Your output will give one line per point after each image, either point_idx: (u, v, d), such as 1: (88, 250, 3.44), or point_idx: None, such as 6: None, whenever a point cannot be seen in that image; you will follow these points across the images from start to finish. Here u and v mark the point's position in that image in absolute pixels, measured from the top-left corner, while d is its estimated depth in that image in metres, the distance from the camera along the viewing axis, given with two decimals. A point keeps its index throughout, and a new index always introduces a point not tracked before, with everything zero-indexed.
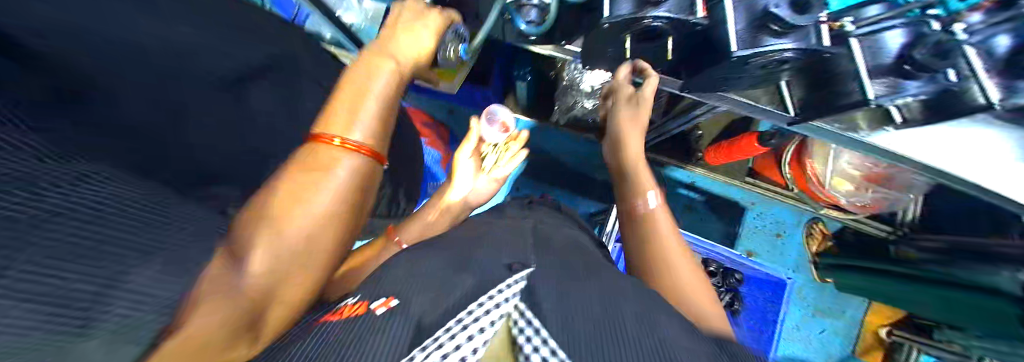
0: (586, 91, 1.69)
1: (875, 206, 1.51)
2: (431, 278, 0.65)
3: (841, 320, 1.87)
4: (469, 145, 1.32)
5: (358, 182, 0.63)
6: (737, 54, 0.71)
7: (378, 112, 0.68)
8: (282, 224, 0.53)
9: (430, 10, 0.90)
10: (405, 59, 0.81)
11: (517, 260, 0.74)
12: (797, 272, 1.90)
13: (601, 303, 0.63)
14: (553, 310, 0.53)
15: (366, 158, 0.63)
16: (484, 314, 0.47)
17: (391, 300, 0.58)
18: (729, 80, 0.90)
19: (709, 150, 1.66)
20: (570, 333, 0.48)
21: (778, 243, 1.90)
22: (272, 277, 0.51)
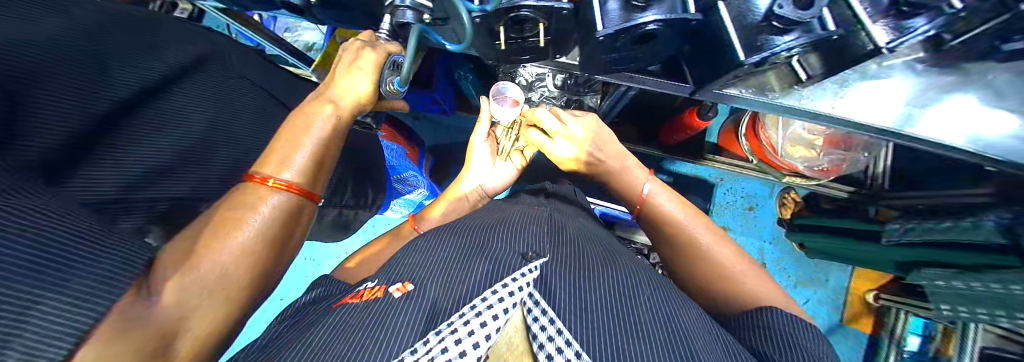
0: (528, 84, 1.28)
1: (835, 169, 1.42)
2: (449, 264, 0.54)
3: (824, 290, 1.65)
4: (482, 127, 1.15)
5: (300, 210, 0.55)
6: (601, 35, 0.59)
7: (316, 146, 0.59)
8: (212, 263, 0.42)
9: (370, 46, 0.69)
10: (343, 102, 0.66)
11: (534, 248, 0.59)
12: (773, 245, 1.72)
13: (613, 288, 0.54)
14: (570, 300, 0.48)
15: (298, 192, 0.54)
16: (513, 284, 0.46)
17: (408, 283, 0.50)
18: (623, 62, 0.74)
19: (666, 133, 1.50)
20: (585, 315, 0.46)
21: (749, 216, 1.75)
22: (224, 313, 0.43)
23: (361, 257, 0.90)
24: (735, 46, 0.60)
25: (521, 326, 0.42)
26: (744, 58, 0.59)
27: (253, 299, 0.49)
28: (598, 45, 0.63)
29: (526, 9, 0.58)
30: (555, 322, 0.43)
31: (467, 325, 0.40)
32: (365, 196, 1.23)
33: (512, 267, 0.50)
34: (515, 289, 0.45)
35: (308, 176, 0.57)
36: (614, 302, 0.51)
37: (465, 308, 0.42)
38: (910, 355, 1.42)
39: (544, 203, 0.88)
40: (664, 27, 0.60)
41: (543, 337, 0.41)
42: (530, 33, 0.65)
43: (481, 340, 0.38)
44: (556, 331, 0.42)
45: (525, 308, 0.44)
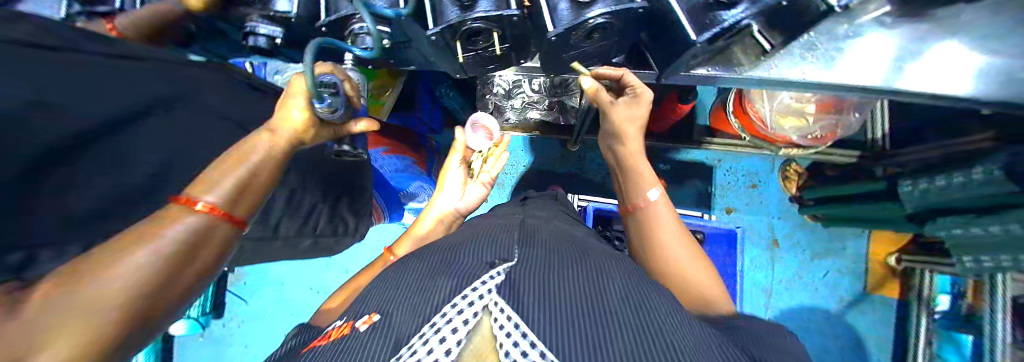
0: (506, 92, 1.32)
1: (829, 135, 1.39)
2: (412, 284, 0.47)
3: (844, 260, 1.59)
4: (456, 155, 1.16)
5: (217, 234, 0.45)
6: (554, 34, 0.61)
7: (251, 166, 0.50)
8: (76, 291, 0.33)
9: (300, 70, 0.58)
10: (279, 130, 0.56)
11: (502, 254, 0.52)
12: (783, 220, 1.67)
13: (588, 280, 0.47)
14: (540, 304, 0.38)
15: (224, 217, 0.45)
16: (476, 291, 0.38)
17: (375, 313, 0.42)
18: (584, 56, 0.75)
19: (654, 121, 1.50)
20: (556, 312, 0.38)
21: (753, 194, 1.70)
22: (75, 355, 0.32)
23: (347, 294, 0.87)
24: (685, 26, 0.61)
25: (487, 337, 0.33)
26: (696, 36, 0.60)
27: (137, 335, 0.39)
28: (554, 45, 0.66)
29: (478, 20, 0.61)
30: (521, 327, 0.33)
31: (425, 345, 0.31)
32: (346, 223, 1.08)
33: (479, 273, 0.44)
34: (475, 297, 0.37)
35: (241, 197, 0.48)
36: (587, 293, 0.43)
37: (421, 329, 0.34)
38: (943, 315, 1.33)
39: (519, 211, 0.84)
40: (612, 18, 0.61)
41: (508, 345, 0.31)
42: (487, 42, 0.68)
43: (441, 357, 0.29)
44: (523, 337, 0.32)
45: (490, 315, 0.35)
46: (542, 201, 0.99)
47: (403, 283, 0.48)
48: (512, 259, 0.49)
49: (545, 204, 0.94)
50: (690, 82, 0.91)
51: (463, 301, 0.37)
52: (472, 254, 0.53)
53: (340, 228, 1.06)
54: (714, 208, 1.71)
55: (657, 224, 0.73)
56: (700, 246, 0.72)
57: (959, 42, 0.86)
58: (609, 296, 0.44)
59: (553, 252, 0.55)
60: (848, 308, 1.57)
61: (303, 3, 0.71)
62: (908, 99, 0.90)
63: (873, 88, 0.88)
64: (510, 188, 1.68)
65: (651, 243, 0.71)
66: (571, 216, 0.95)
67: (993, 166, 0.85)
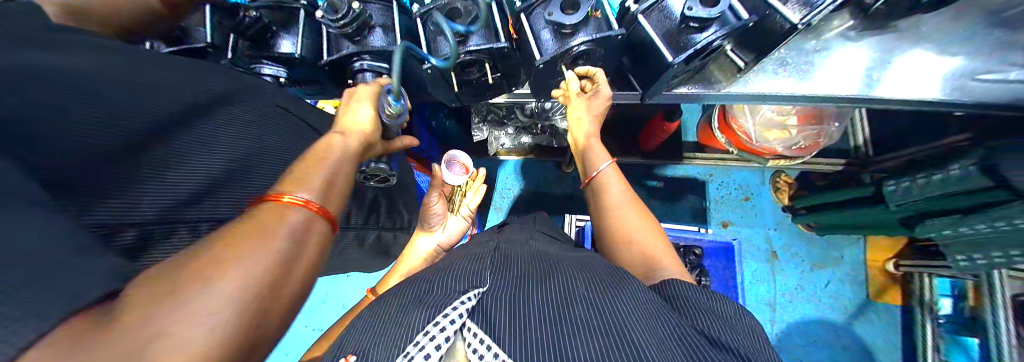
0: (498, 119, 1.37)
1: (814, 144, 1.44)
2: (390, 312, 0.46)
3: (843, 269, 1.59)
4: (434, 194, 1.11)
5: (316, 228, 0.46)
6: (540, 62, 0.65)
7: (337, 168, 0.53)
8: (203, 286, 0.34)
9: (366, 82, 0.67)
10: (351, 135, 0.60)
11: (473, 280, 0.49)
12: (779, 230, 1.68)
13: (559, 293, 0.48)
14: (511, 321, 0.42)
15: (317, 210, 0.46)
16: (455, 311, 0.42)
17: (351, 356, 0.39)
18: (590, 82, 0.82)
19: (643, 139, 1.54)
20: (528, 327, 0.41)
21: (747, 206, 1.72)
22: (207, 349, 0.32)
23: (336, 333, 0.87)
24: (663, 51, 0.65)
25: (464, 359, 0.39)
26: (672, 58, 0.64)
27: (263, 337, 0.39)
28: (541, 72, 0.70)
29: (470, 53, 0.66)
30: (492, 348, 0.39)
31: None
32: (401, 216, 1.14)
33: (447, 297, 0.45)
34: (448, 322, 0.41)
35: (324, 196, 0.49)
36: (557, 307, 0.45)
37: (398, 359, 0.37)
38: (947, 319, 1.34)
39: (502, 236, 0.84)
40: (594, 45, 0.66)
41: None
42: (480, 73, 0.73)
43: None
44: (492, 355, 0.38)
45: (465, 339, 0.41)
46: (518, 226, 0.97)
47: (401, 300, 0.48)
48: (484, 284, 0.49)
49: (522, 228, 0.93)
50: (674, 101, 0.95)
51: (436, 327, 0.40)
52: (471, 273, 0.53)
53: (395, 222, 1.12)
54: (711, 222, 1.72)
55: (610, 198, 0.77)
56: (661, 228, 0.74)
57: (918, 52, 0.92)
58: (576, 304, 0.46)
59: (539, 273, 0.55)
60: (853, 318, 1.53)
61: (307, 46, 0.76)
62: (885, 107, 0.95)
63: (853, 99, 0.92)
64: (506, 213, 1.69)
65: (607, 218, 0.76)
66: (550, 236, 0.94)
67: (967, 164, 0.89)
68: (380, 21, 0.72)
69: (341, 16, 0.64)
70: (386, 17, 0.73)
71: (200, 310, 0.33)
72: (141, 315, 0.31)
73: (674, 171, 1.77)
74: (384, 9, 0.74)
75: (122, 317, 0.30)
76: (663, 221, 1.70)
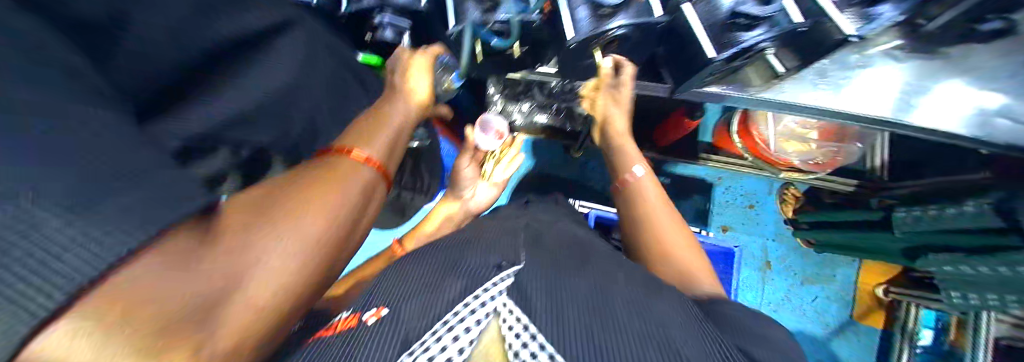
0: (513, 94, 1.33)
1: (830, 162, 1.40)
2: (421, 282, 0.50)
3: (833, 287, 1.61)
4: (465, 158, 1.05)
5: (377, 186, 0.50)
6: (573, 41, 0.61)
7: (389, 133, 0.57)
8: (293, 222, 0.37)
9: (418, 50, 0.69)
10: (411, 103, 0.65)
11: (508, 255, 0.54)
12: (776, 242, 1.69)
13: (593, 285, 0.49)
14: (548, 309, 0.40)
15: (378, 167, 0.51)
16: (493, 289, 0.42)
17: (383, 308, 0.46)
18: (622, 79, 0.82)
19: (658, 133, 1.51)
20: (560, 313, 0.40)
21: (750, 214, 1.71)
22: (296, 280, 0.36)
23: (351, 283, 0.94)
24: (705, 45, 0.61)
25: (497, 337, 0.36)
26: (712, 56, 0.61)
27: (331, 277, 0.43)
28: (571, 52, 0.66)
29: (501, 23, 0.63)
30: (530, 328, 0.36)
31: (439, 342, 0.35)
32: (421, 181, 1.13)
33: (485, 276, 0.46)
34: (486, 299, 0.40)
35: (384, 157, 0.54)
36: (593, 301, 0.44)
37: (433, 328, 0.37)
38: (924, 349, 1.38)
39: (506, 216, 0.83)
40: (631, 30, 0.62)
41: (518, 346, 0.35)
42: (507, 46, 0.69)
43: (455, 355, 0.33)
44: (529, 336, 0.36)
45: (500, 317, 0.38)
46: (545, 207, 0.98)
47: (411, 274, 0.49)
48: (519, 262, 0.51)
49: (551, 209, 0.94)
50: (701, 100, 0.91)
51: (475, 302, 0.39)
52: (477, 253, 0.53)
53: (414, 184, 1.12)
54: (710, 225, 1.72)
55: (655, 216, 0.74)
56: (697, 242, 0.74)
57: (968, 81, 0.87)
58: (596, 296, 0.46)
59: (546, 257, 0.55)
60: (834, 335, 1.59)
61: None
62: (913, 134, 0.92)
63: (884, 121, 0.88)
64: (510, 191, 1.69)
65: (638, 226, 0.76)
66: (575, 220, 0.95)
67: (984, 202, 0.89)
68: None
69: None
70: None
71: (293, 243, 0.36)
72: (241, 239, 0.34)
73: (682, 169, 1.75)
74: None
75: (219, 239, 0.33)
76: None
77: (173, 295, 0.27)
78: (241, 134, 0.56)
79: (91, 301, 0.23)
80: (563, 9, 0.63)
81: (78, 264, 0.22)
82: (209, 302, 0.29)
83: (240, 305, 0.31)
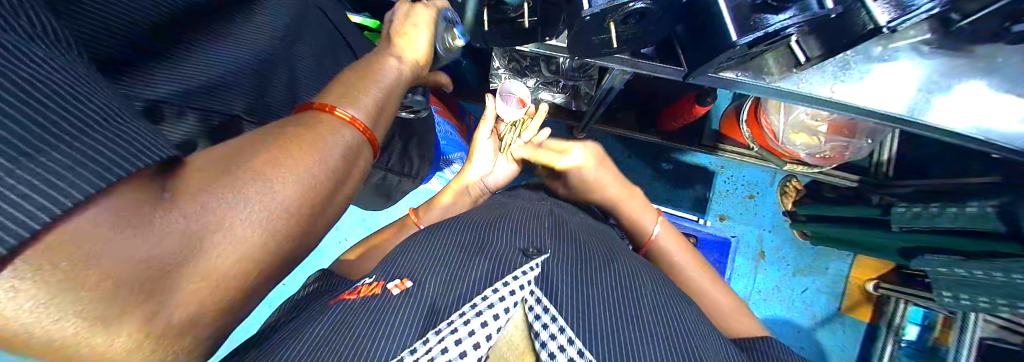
0: (518, 69, 1.28)
1: (837, 157, 1.38)
2: (435, 257, 0.49)
3: (824, 279, 1.64)
4: (487, 124, 0.98)
5: (364, 150, 0.45)
6: (588, 13, 0.57)
7: (379, 94, 0.51)
8: (263, 187, 0.32)
9: (421, 4, 0.65)
10: (406, 60, 0.60)
11: (535, 240, 0.53)
12: (773, 233, 1.69)
13: (618, 279, 0.48)
14: (571, 297, 0.42)
15: (364, 131, 0.45)
16: (524, 276, 0.42)
17: (407, 280, 0.44)
18: (636, 59, 0.78)
19: (665, 118, 1.46)
20: (582, 303, 0.41)
21: (750, 205, 1.71)
22: (271, 254, 0.33)
23: (365, 248, 0.87)
24: (727, 27, 0.58)
25: (522, 324, 0.38)
26: (735, 38, 0.57)
27: (307, 245, 0.39)
28: (585, 26, 0.62)
29: None
30: (558, 320, 0.37)
31: (467, 324, 0.35)
32: (411, 162, 1.05)
33: (517, 261, 0.45)
34: (515, 287, 0.40)
35: (369, 121, 0.47)
36: (609, 292, 0.45)
37: (462, 308, 0.37)
38: (909, 344, 1.41)
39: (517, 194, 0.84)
40: (652, 5, 0.57)
41: (546, 336, 0.36)
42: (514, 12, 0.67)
43: (481, 341, 0.34)
44: (557, 328, 0.37)
45: (528, 306, 0.39)
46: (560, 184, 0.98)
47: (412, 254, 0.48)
48: (546, 250, 0.50)
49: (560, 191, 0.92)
50: (716, 86, 0.87)
51: (506, 289, 0.39)
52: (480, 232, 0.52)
53: (406, 167, 1.03)
54: (709, 214, 1.72)
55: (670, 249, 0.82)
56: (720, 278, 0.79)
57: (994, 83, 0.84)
58: (605, 286, 0.46)
59: (548, 238, 0.55)
60: (819, 326, 1.63)
61: None
62: (920, 132, 0.89)
63: (895, 116, 0.85)
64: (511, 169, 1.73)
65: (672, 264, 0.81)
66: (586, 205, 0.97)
67: (987, 204, 0.92)
68: None
69: None
70: None
71: (258, 214, 0.32)
72: (203, 199, 0.29)
73: (686, 156, 1.72)
74: None
75: (179, 194, 0.28)
76: (663, 205, 1.70)
77: (129, 258, 0.23)
78: (218, 104, 0.54)
79: (45, 250, 0.20)
80: None
81: (44, 199, 0.20)
82: (167, 267, 0.26)
83: (198, 274, 0.28)
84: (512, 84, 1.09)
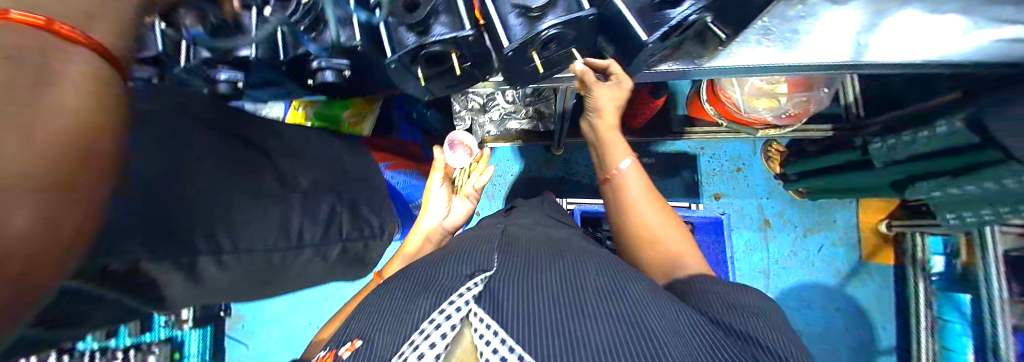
0: (479, 107, 1.35)
1: (805, 111, 1.39)
2: (397, 304, 0.48)
3: (836, 232, 1.61)
4: (437, 173, 1.05)
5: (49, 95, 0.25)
6: (508, 50, 0.62)
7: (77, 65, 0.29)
8: None
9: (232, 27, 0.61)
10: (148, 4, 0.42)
11: (480, 263, 0.53)
12: (771, 199, 1.68)
13: (560, 278, 0.49)
14: (520, 311, 0.42)
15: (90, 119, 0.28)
16: (461, 298, 0.43)
17: (358, 339, 0.45)
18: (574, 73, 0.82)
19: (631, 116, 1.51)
20: (531, 313, 0.42)
21: (739, 177, 1.72)
22: None
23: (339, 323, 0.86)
24: (636, 29, 0.61)
25: (470, 349, 0.39)
26: (646, 38, 0.61)
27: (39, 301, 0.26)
28: (511, 60, 0.67)
29: (437, 44, 0.62)
30: (498, 333, 0.38)
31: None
32: (369, 224, 0.96)
33: (456, 285, 0.46)
34: (453, 310, 0.41)
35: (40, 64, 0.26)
36: (570, 295, 0.45)
37: (403, 347, 0.39)
38: (940, 276, 1.33)
39: (502, 222, 0.88)
40: (565, 27, 0.62)
41: (487, 353, 0.37)
42: (447, 64, 0.69)
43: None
44: (500, 342, 0.38)
45: (471, 325, 0.40)
46: (525, 210, 1.02)
47: (377, 316, 0.47)
48: (490, 268, 0.51)
49: (529, 211, 0.99)
50: (656, 78, 0.91)
51: (441, 316, 0.40)
52: (446, 268, 0.53)
53: (366, 232, 0.95)
54: (703, 196, 1.72)
55: (625, 180, 0.80)
56: (674, 216, 0.77)
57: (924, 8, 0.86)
58: (549, 289, 0.46)
59: (516, 259, 0.56)
60: (847, 281, 1.58)
61: None
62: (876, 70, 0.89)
63: (841, 65, 0.87)
64: (497, 197, 1.82)
65: (622, 209, 0.79)
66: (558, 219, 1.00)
67: (955, 119, 0.90)
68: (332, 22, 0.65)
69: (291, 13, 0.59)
70: None
71: None
72: None
73: (663, 147, 1.75)
74: None
75: None
76: None
77: None
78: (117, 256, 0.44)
79: None
80: (495, 22, 0.64)
81: None
82: None
83: None
84: (457, 134, 1.14)
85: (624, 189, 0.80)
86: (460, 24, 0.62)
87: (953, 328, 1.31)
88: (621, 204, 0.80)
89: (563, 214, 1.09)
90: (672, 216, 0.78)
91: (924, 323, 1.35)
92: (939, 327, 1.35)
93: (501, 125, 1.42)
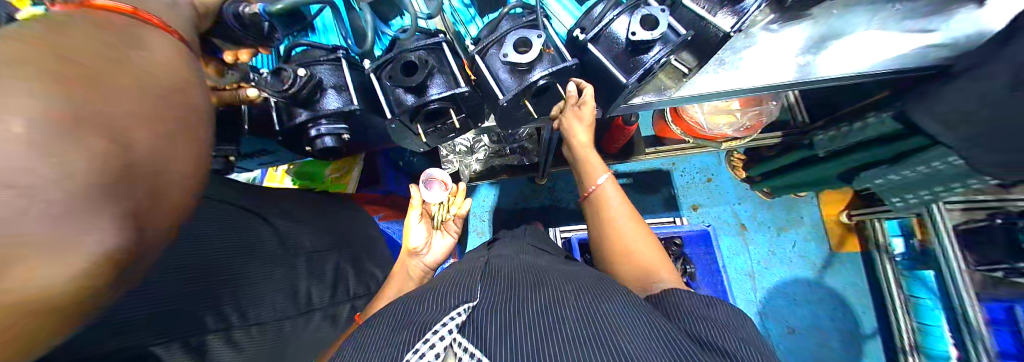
0: (465, 149, 1.38)
1: (758, 123, 1.53)
2: (379, 340, 0.46)
3: (804, 228, 1.75)
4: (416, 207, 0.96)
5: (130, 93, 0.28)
6: (504, 101, 0.66)
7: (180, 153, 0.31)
8: None
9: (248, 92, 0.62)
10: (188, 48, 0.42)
11: (496, 300, 0.49)
12: (743, 204, 1.81)
13: (540, 304, 0.52)
14: (503, 339, 0.43)
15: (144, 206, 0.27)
16: (445, 327, 0.45)
17: None
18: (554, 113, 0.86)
19: (607, 141, 1.60)
20: (515, 340, 0.43)
21: (711, 187, 1.84)
22: None
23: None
24: (615, 73, 0.69)
25: None
26: (625, 80, 0.68)
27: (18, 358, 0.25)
28: (506, 109, 0.71)
29: (435, 102, 0.65)
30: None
31: None
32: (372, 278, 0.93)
33: (438, 315, 0.47)
34: (437, 339, 0.43)
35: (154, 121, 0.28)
36: (546, 322, 0.47)
37: None
38: (902, 256, 1.47)
39: (483, 254, 0.87)
40: (553, 78, 0.68)
41: None
42: (444, 120, 0.72)
43: None
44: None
45: (453, 353, 0.43)
46: (508, 242, 1.04)
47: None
48: (474, 299, 0.52)
49: (510, 243, 0.99)
50: (634, 110, 1.00)
51: (426, 346, 0.42)
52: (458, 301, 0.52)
53: (368, 287, 0.90)
54: (683, 208, 1.82)
55: (606, 195, 0.84)
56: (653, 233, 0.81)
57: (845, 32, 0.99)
58: (527, 314, 0.49)
59: (528, 290, 0.57)
60: (823, 272, 1.69)
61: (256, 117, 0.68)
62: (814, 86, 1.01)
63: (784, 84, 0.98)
64: (486, 233, 1.80)
65: (603, 223, 0.82)
66: (539, 247, 1.01)
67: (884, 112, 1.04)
68: (328, 91, 0.65)
69: (288, 85, 0.60)
70: (331, 74, 0.66)
71: None
72: None
73: (637, 167, 1.86)
74: (335, 69, 0.66)
75: None
76: None
77: None
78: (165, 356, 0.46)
79: None
80: (486, 76, 0.69)
81: None
82: None
83: None
84: (434, 170, 1.14)
85: (607, 204, 0.83)
86: (454, 82, 0.67)
87: (926, 304, 1.40)
88: (600, 219, 0.83)
89: (546, 246, 1.11)
90: (653, 234, 0.81)
91: (898, 302, 1.47)
92: (912, 304, 1.45)
93: (487, 163, 1.45)
